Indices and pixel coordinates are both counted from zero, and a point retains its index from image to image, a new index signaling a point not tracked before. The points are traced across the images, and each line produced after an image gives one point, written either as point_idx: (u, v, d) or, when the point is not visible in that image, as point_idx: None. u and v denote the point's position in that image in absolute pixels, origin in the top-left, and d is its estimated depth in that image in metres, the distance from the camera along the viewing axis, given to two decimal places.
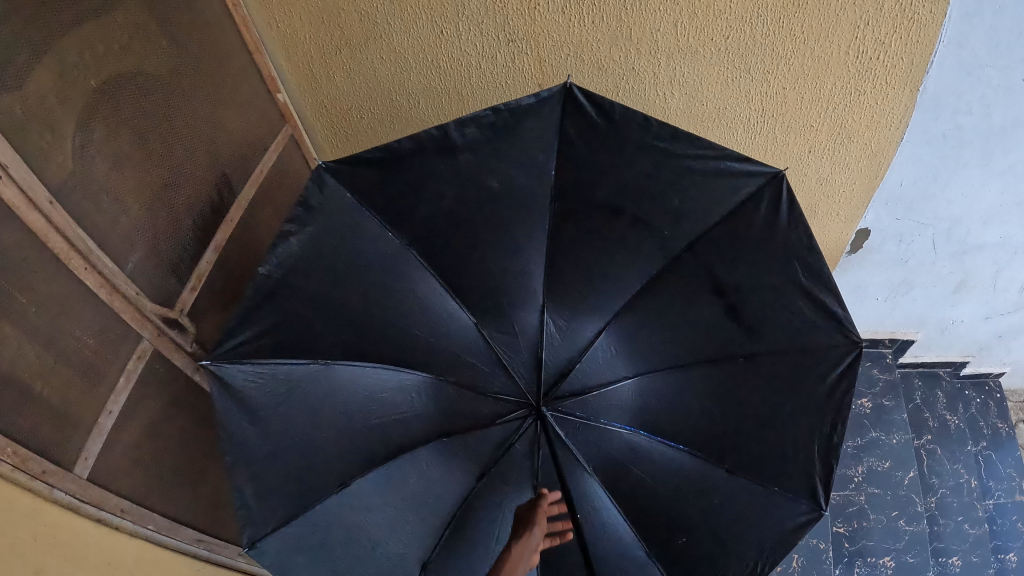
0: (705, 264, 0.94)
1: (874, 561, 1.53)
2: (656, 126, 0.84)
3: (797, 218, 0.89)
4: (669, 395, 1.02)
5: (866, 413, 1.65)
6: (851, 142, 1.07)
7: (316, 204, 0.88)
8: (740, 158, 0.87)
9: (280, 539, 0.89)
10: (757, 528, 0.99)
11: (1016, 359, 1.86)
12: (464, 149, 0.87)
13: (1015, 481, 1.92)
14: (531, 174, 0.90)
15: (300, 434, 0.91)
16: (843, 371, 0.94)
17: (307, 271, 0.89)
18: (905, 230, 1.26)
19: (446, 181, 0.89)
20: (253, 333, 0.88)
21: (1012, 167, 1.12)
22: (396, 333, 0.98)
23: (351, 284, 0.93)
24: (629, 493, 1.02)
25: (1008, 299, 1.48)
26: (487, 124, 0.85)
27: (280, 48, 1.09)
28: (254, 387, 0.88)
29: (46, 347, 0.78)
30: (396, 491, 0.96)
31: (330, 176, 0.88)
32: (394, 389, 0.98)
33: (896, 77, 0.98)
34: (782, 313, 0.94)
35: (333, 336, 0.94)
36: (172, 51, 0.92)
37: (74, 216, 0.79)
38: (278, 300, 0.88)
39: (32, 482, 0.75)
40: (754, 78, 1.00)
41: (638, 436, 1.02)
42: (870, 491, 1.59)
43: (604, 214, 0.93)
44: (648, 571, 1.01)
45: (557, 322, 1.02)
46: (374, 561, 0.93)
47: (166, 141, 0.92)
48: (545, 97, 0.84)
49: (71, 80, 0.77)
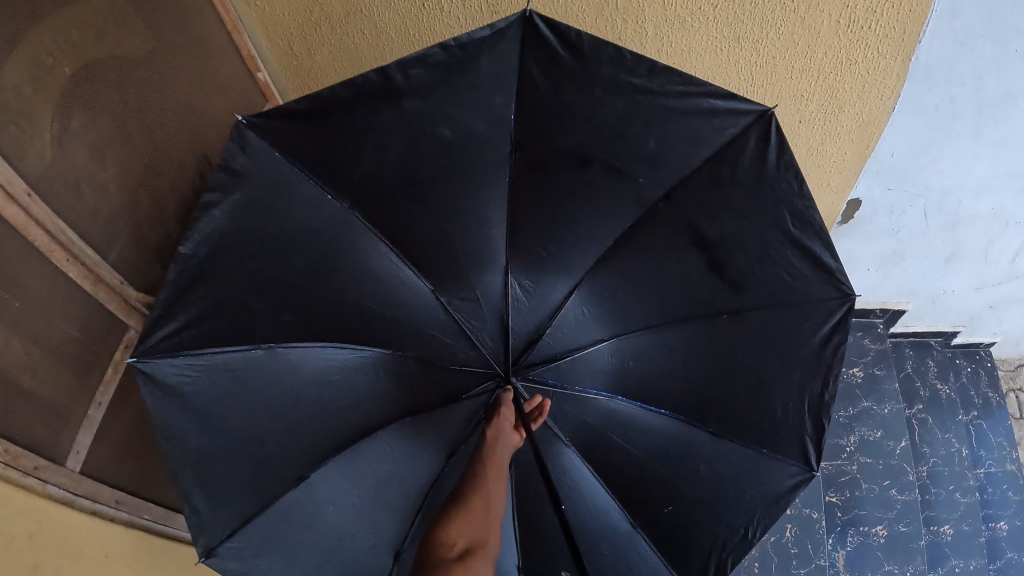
0: (686, 217, 0.86)
1: (867, 530, 1.52)
2: (633, 60, 0.73)
3: (788, 161, 0.81)
4: (649, 356, 0.94)
5: (858, 382, 1.61)
6: (842, 111, 1.06)
7: (242, 167, 0.76)
8: (726, 95, 0.77)
9: (238, 541, 0.83)
10: (746, 494, 0.96)
11: (1006, 328, 1.87)
12: (408, 94, 0.73)
13: (1005, 450, 1.90)
14: (489, 121, 0.77)
15: (246, 428, 0.82)
16: (834, 325, 0.91)
17: (239, 245, 0.78)
18: (897, 201, 1.26)
19: (390, 131, 0.76)
20: (179, 325, 0.77)
21: (1005, 139, 1.12)
22: (350, 308, 0.86)
23: (292, 254, 0.81)
24: (608, 462, 0.95)
25: (999, 269, 1.50)
26: (436, 63, 0.71)
27: (260, 25, 1.07)
28: (186, 386, 0.78)
29: (33, 341, 0.76)
30: (362, 482, 0.88)
31: (254, 133, 0.76)
32: (346, 369, 0.87)
33: (888, 47, 0.97)
34: (769, 269, 0.88)
35: (276, 317, 0.82)
36: (147, 32, 0.90)
37: (54, 208, 0.77)
38: (206, 280, 0.77)
39: (25, 479, 0.75)
40: (745, 47, 0.99)
41: (617, 403, 0.95)
42: (862, 460, 1.56)
43: (569, 163, 0.80)
44: (634, 542, 0.96)
45: (523, 283, 0.90)
46: (342, 553, 0.88)
47: (145, 125, 0.90)
48: (501, 29, 0.69)
49: (46, 68, 0.75)
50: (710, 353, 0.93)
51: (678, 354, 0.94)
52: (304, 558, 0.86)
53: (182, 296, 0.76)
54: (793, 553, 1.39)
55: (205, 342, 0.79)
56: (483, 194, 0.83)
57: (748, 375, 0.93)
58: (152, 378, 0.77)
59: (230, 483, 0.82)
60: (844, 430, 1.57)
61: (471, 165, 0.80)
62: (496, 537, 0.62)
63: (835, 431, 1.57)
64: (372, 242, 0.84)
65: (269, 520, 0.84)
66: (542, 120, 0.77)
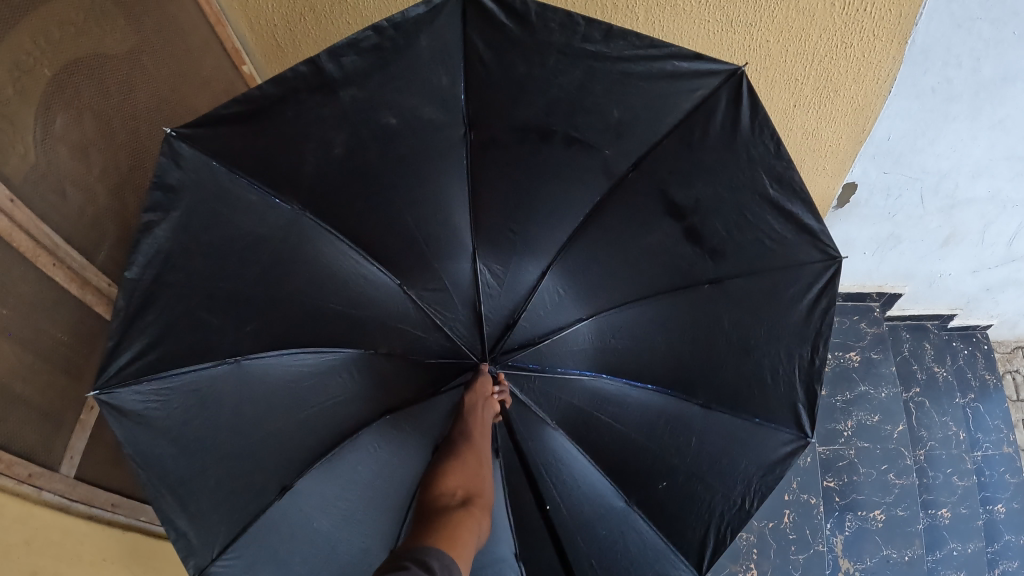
0: (657, 184, 0.80)
1: (865, 514, 1.53)
2: (585, 26, 0.66)
3: (762, 120, 0.74)
4: (636, 329, 0.90)
5: (855, 366, 1.62)
6: (837, 96, 1.05)
7: (176, 182, 0.71)
8: (691, 56, 0.70)
9: (228, 560, 0.82)
10: (739, 465, 0.95)
11: (1004, 311, 1.86)
12: (345, 85, 0.68)
13: (1002, 433, 1.91)
14: (435, 102, 0.71)
15: (223, 446, 0.80)
16: (823, 286, 0.87)
17: (186, 259, 0.74)
18: (893, 184, 1.25)
19: (331, 125, 0.70)
20: (139, 349, 0.76)
21: (1003, 121, 1.11)
22: (315, 310, 0.81)
23: (246, 260, 0.77)
24: (598, 440, 0.93)
25: (996, 253, 1.50)
26: (370, 47, 0.65)
27: (242, 16, 1.07)
28: (145, 414, 0.77)
29: (21, 346, 0.75)
30: (346, 481, 0.85)
31: (184, 144, 0.70)
32: (317, 374, 0.83)
33: (885, 31, 0.96)
34: (749, 236, 0.83)
35: (236, 329, 0.79)
36: (127, 28, 0.87)
37: (39, 211, 0.75)
38: (158, 299, 0.74)
39: (20, 486, 0.74)
40: (738, 31, 0.98)
41: (603, 381, 0.91)
42: (859, 444, 1.57)
43: (530, 137, 0.75)
44: (630, 518, 0.95)
45: (492, 268, 0.84)
46: (335, 559, 0.86)
47: (129, 124, 0.88)
48: (437, 5, 0.64)
49: (27, 69, 0.73)
50: (693, 326, 0.90)
51: (660, 326, 0.90)
52: (293, 563, 0.85)
53: (137, 325, 0.74)
54: (792, 538, 1.39)
55: (168, 360, 0.77)
56: (444, 173, 0.77)
57: (739, 350, 0.91)
58: (117, 409, 0.75)
59: (212, 502, 0.81)
60: (841, 415, 1.58)
61: (425, 153, 0.74)
62: (489, 483, 0.73)
63: (832, 415, 1.58)
64: (329, 241, 0.79)
65: (254, 536, 0.83)
66: (513, 101, 0.71)
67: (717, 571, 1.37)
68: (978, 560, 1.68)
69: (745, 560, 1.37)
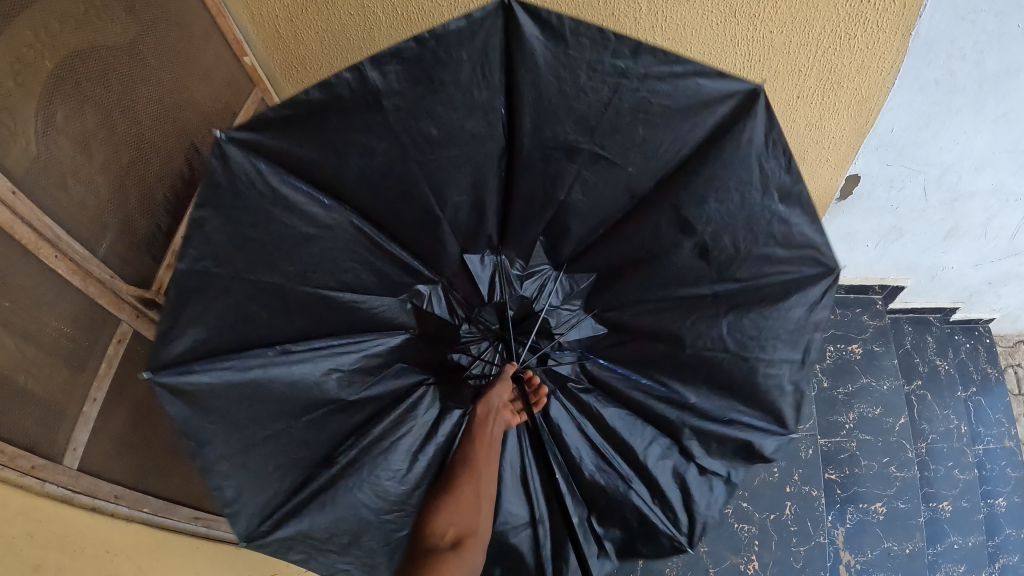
0: (674, 191, 0.80)
1: (866, 507, 1.53)
2: (615, 40, 0.67)
3: (776, 138, 0.73)
4: (631, 323, 0.94)
5: (856, 359, 1.62)
6: (840, 87, 1.06)
7: (225, 181, 0.68)
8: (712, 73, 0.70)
9: (279, 530, 0.81)
10: (729, 454, 0.95)
11: (1005, 304, 1.86)
12: (390, 95, 0.67)
13: (1004, 426, 1.90)
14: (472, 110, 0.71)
15: (272, 429, 0.79)
16: (818, 295, 0.84)
17: (232, 257, 0.71)
18: (896, 176, 1.25)
19: (372, 136, 0.70)
20: (192, 339, 0.72)
21: (1006, 114, 1.10)
22: (345, 301, 0.82)
23: (290, 258, 0.75)
24: (593, 416, 0.98)
25: (998, 247, 1.50)
26: (412, 59, 0.66)
27: (244, 8, 1.09)
28: (215, 388, 0.74)
29: (26, 339, 0.74)
30: (381, 468, 0.87)
31: (233, 147, 0.67)
32: (358, 357, 0.86)
33: (888, 22, 0.97)
34: (751, 249, 0.82)
35: (282, 322, 0.78)
36: (129, 20, 0.87)
37: (40, 203, 0.74)
38: (203, 295, 0.71)
39: (21, 479, 0.72)
40: (742, 23, 0.99)
41: (600, 364, 0.97)
42: (861, 437, 1.57)
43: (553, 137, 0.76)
44: (624, 497, 0.97)
45: (516, 262, 0.94)
46: (374, 528, 0.87)
47: (130, 115, 0.87)
48: (477, 20, 0.64)
49: (28, 62, 0.72)
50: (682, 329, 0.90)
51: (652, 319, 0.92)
52: (337, 540, 0.84)
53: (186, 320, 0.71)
54: (792, 531, 1.40)
55: None
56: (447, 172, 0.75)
57: (734, 356, 0.89)
58: (179, 392, 0.72)
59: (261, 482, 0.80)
60: (842, 407, 1.59)
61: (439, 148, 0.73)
62: (474, 551, 0.82)
63: (832, 407, 1.58)
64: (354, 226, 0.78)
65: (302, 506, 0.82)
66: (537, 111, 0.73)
67: (717, 562, 1.37)
68: (979, 553, 1.68)
69: (746, 551, 1.38)
